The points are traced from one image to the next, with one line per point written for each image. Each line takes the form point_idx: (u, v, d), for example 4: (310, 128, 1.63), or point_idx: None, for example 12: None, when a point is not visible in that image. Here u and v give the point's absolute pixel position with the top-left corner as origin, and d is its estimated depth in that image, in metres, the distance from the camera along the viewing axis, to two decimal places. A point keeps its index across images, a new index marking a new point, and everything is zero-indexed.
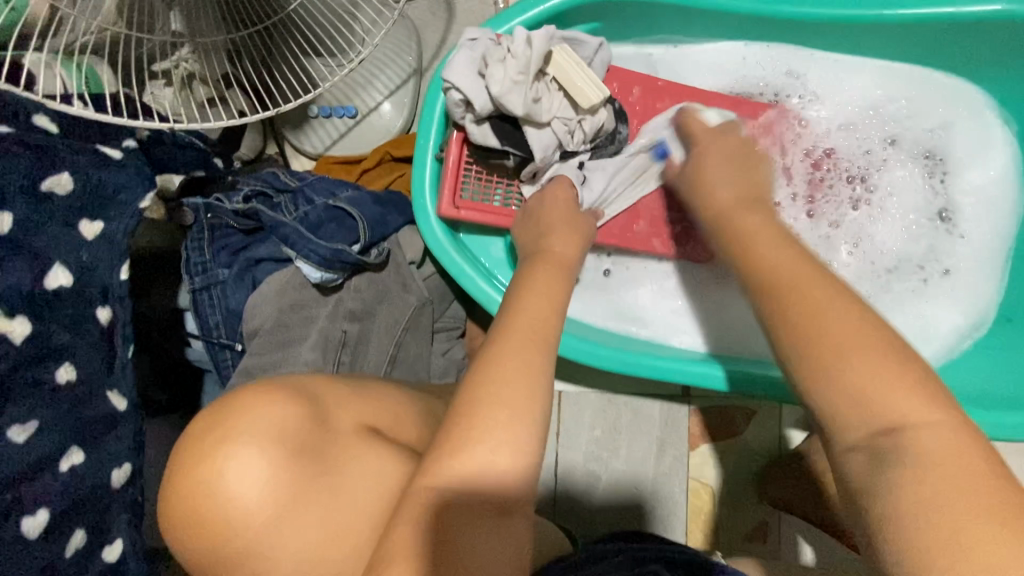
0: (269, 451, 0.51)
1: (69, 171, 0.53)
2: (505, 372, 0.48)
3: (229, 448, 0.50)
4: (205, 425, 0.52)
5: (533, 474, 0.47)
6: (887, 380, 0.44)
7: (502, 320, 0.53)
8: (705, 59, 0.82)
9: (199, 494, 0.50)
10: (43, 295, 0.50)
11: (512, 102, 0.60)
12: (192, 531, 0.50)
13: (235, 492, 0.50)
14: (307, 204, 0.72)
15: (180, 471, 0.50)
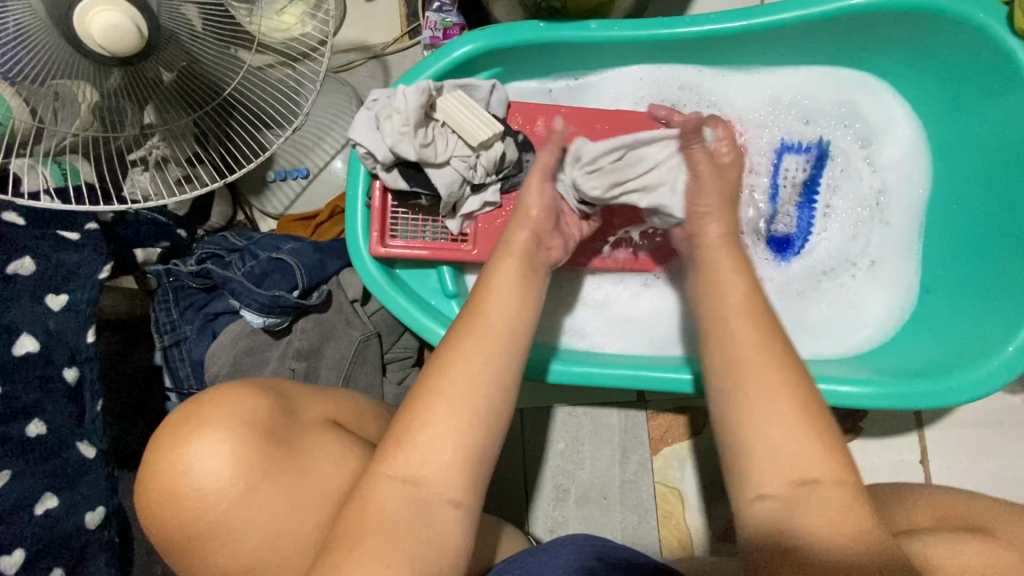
0: (231, 434, 0.58)
1: (30, 255, 0.63)
2: (460, 374, 0.52)
3: (202, 432, 0.57)
4: (181, 415, 0.59)
5: (455, 474, 0.50)
6: (766, 400, 0.50)
7: (466, 319, 0.56)
8: (606, 86, 0.89)
9: (170, 474, 0.57)
10: (11, 361, 0.60)
11: (405, 151, 0.70)
12: (169, 509, 0.57)
13: (202, 470, 0.57)
14: (253, 259, 0.81)
15: (158, 456, 0.58)
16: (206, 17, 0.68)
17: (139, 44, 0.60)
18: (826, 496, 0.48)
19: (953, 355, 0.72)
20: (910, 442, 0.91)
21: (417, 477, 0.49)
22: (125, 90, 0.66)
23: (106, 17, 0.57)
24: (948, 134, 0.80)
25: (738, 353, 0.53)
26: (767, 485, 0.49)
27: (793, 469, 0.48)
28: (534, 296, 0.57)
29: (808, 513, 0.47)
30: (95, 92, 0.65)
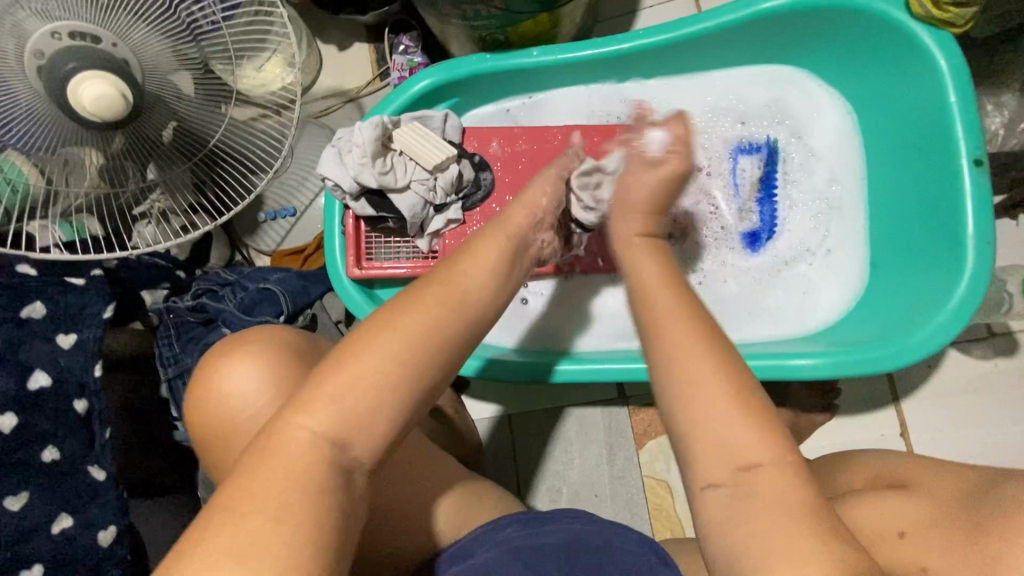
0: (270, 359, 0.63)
1: (41, 300, 0.71)
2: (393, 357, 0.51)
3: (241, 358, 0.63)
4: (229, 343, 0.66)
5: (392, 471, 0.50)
6: (700, 402, 0.52)
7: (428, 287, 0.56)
8: (558, 104, 0.96)
9: (211, 380, 0.63)
10: (27, 395, 0.67)
11: (366, 180, 0.78)
12: (203, 408, 0.63)
13: (238, 383, 0.62)
14: (243, 290, 0.88)
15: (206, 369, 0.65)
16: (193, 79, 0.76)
17: (125, 109, 0.68)
18: (763, 484, 0.49)
19: (896, 325, 0.75)
20: (888, 416, 0.92)
21: (367, 426, 0.49)
22: (127, 150, 0.76)
23: (95, 88, 0.66)
24: (876, 116, 0.84)
25: (672, 348, 0.55)
26: (715, 475, 0.51)
27: (731, 458, 0.50)
28: (473, 278, 0.58)
29: (749, 503, 0.49)
30: (100, 155, 0.75)
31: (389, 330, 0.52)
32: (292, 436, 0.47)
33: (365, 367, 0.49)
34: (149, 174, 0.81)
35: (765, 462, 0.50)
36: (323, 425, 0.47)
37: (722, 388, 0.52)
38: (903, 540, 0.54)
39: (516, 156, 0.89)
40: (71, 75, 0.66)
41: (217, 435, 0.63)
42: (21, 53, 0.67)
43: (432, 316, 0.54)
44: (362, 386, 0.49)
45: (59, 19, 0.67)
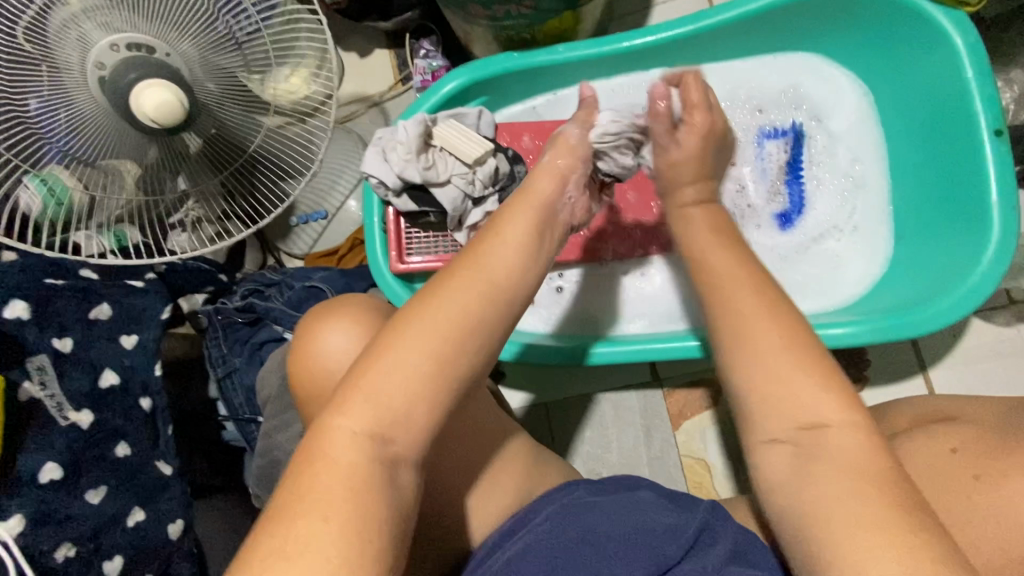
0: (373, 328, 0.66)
1: (107, 302, 0.73)
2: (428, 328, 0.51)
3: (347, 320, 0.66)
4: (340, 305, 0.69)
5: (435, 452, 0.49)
6: (772, 369, 0.54)
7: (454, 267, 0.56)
8: (583, 98, 0.99)
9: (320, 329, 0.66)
10: (99, 393, 0.69)
11: (411, 175, 0.82)
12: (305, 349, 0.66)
13: (341, 338, 0.65)
14: (289, 289, 0.92)
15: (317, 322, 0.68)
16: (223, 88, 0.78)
17: (181, 114, 0.71)
18: (830, 444, 0.51)
19: (928, 293, 0.78)
20: (917, 384, 0.95)
21: (425, 414, 0.50)
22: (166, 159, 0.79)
23: (156, 95, 0.69)
24: (892, 95, 0.88)
25: (733, 324, 0.57)
26: (778, 431, 0.54)
27: (795, 423, 0.53)
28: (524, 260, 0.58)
29: (818, 459, 0.51)
30: (136, 166, 0.78)
31: (424, 311, 0.52)
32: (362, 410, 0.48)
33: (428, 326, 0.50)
34: (180, 185, 0.83)
35: (833, 423, 0.52)
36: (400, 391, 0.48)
37: (794, 360, 0.54)
38: (953, 455, 0.59)
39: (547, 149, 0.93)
40: (134, 84, 0.70)
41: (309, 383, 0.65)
42: (83, 65, 0.70)
43: (479, 291, 0.54)
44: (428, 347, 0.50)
45: (119, 32, 0.70)
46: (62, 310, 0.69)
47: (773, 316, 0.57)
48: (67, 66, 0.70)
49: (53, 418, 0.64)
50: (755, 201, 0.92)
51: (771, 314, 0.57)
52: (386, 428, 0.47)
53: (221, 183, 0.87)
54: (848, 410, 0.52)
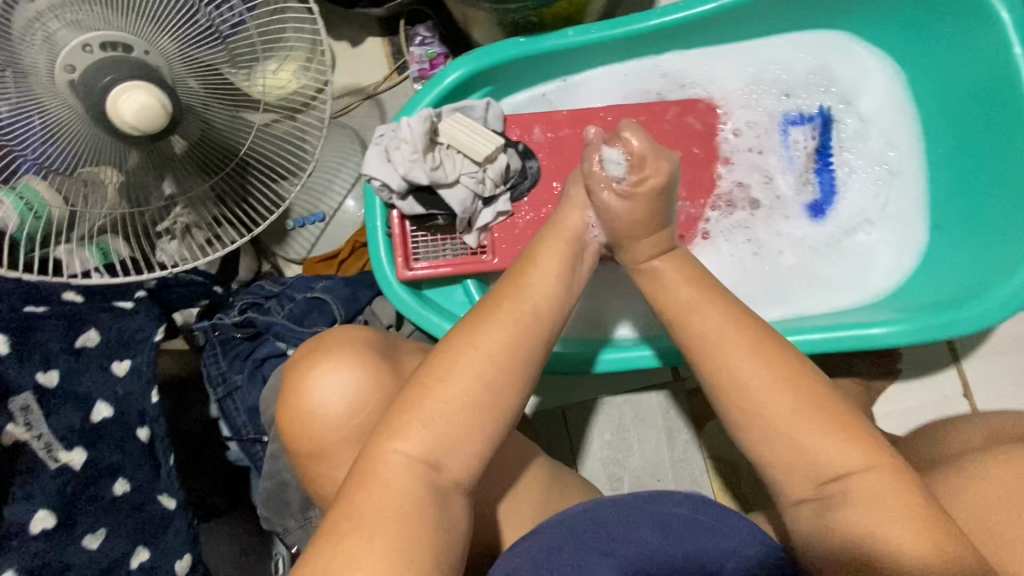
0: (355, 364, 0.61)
1: (94, 327, 0.68)
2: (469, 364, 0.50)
3: (330, 360, 0.61)
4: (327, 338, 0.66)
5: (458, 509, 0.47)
6: (784, 416, 0.51)
7: (496, 296, 0.57)
8: (595, 84, 0.93)
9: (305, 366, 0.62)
10: (91, 427, 0.64)
11: (418, 176, 0.75)
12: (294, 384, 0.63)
13: (324, 382, 0.60)
14: (290, 301, 0.87)
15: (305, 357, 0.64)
16: (213, 86, 0.72)
17: (164, 119, 0.65)
18: (853, 497, 0.48)
19: (974, 285, 0.74)
20: (949, 376, 0.91)
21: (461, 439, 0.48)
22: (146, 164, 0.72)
23: (136, 100, 0.62)
24: (926, 77, 0.84)
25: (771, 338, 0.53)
26: (800, 484, 0.51)
27: (819, 459, 0.49)
28: (540, 295, 0.56)
29: (842, 509, 0.48)
30: (118, 171, 0.71)
31: (476, 334, 0.52)
32: (379, 468, 0.46)
33: (441, 386, 0.49)
34: (168, 189, 0.76)
35: (854, 469, 0.49)
36: (414, 454, 0.47)
37: (806, 408, 0.51)
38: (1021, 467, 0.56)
39: (560, 142, 0.87)
40: (109, 88, 0.63)
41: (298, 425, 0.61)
42: (52, 68, 0.64)
43: (487, 343, 0.52)
44: (443, 410, 0.48)
45: (91, 29, 0.64)
46: (46, 341, 0.64)
47: (763, 358, 0.53)
48: (33, 69, 0.63)
49: (42, 461, 0.59)
50: (783, 191, 0.88)
51: (764, 351, 0.53)
52: (404, 493, 0.45)
53: (214, 187, 0.81)
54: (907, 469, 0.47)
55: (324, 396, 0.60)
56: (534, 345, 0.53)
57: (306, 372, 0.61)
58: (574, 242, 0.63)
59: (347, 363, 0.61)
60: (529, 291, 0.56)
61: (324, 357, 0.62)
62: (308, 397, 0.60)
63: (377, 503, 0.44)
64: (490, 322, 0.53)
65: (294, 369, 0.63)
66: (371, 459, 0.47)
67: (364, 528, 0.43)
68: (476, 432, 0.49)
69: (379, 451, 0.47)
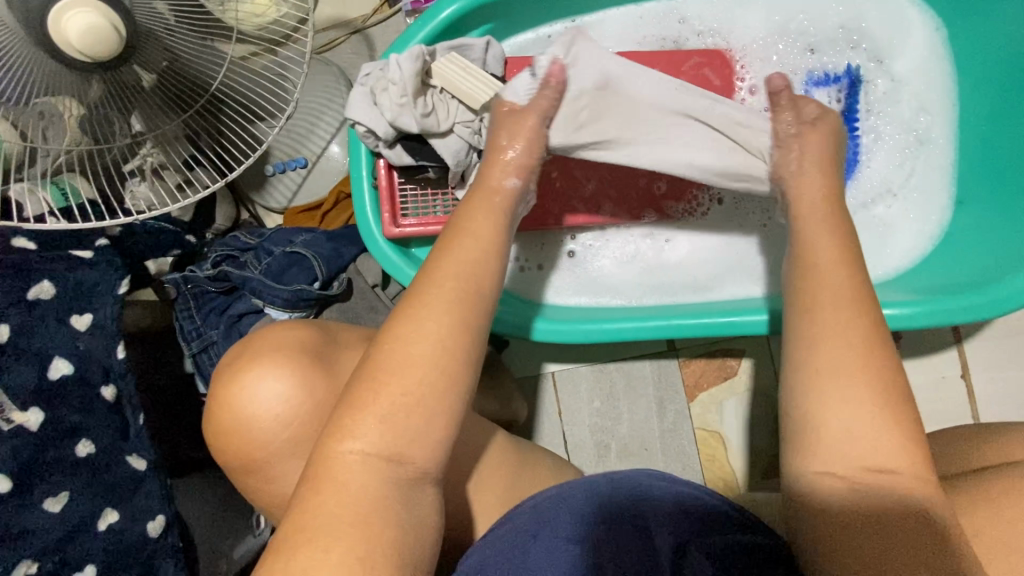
0: (281, 386, 0.55)
1: (48, 278, 0.63)
2: (432, 334, 0.46)
3: (254, 377, 0.55)
4: (265, 344, 0.58)
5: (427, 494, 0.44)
6: (849, 381, 0.47)
7: (434, 261, 0.51)
8: (605, 28, 0.84)
9: (231, 383, 0.56)
10: (49, 385, 0.60)
11: (406, 124, 0.68)
12: (220, 392, 0.56)
13: (250, 405, 0.55)
14: (268, 256, 0.81)
15: (238, 363, 0.57)
16: (177, 12, 0.64)
17: (118, 45, 0.57)
18: (897, 492, 0.44)
19: (992, 268, 0.71)
20: (950, 357, 0.89)
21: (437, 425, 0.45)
22: (107, 99, 0.63)
23: (81, 21, 0.54)
24: (968, 37, 0.78)
25: None
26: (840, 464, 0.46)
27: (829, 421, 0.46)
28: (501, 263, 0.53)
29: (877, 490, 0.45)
30: (79, 103, 0.62)
31: (439, 295, 0.48)
32: (343, 462, 0.43)
33: (413, 360, 0.45)
34: (135, 125, 0.67)
35: (902, 470, 0.45)
36: (376, 449, 0.44)
37: (863, 378, 0.47)
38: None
39: None
40: (49, 5, 0.55)
41: (226, 435, 0.56)
42: None
43: (430, 326, 0.46)
44: (387, 396, 0.44)
45: None
46: None
47: None
48: None
49: None
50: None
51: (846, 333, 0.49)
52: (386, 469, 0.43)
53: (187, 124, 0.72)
54: (913, 461, 0.45)
55: (263, 404, 0.55)
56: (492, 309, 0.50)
57: (237, 374, 0.56)
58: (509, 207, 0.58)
59: (295, 363, 0.56)
60: (458, 262, 0.50)
61: (257, 359, 0.56)
62: (241, 405, 0.55)
63: (336, 491, 0.42)
64: (428, 303, 0.47)
65: (224, 367, 0.58)
66: (343, 433, 0.44)
67: (326, 532, 0.40)
68: (431, 417, 0.45)
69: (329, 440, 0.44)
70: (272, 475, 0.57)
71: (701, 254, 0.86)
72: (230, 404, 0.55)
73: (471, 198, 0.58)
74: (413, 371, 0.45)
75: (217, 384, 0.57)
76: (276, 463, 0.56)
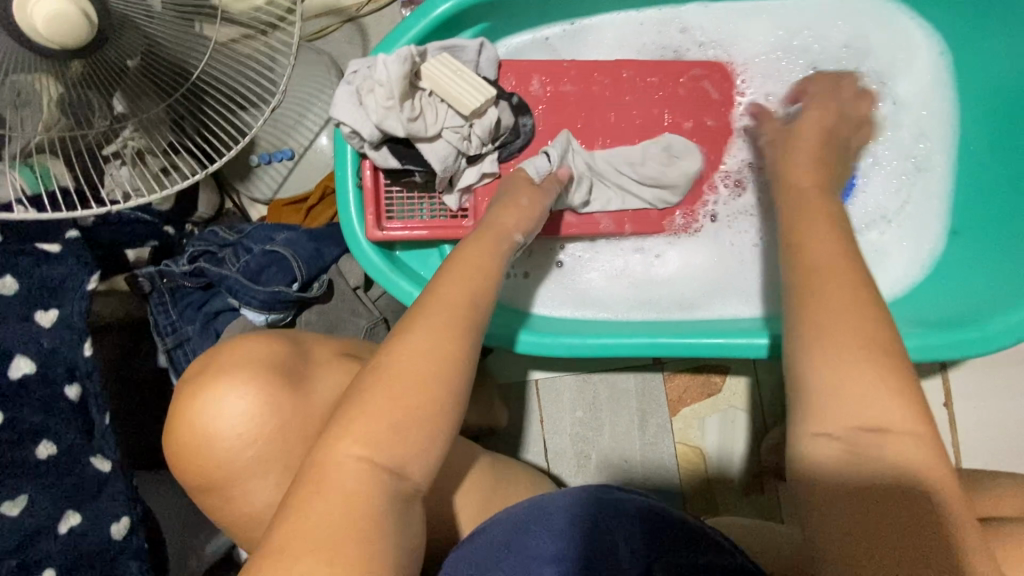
0: (245, 406, 0.54)
1: (11, 274, 0.61)
2: (415, 367, 0.46)
3: (217, 396, 0.54)
4: (230, 361, 0.56)
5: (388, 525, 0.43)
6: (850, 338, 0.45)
7: (422, 300, 0.52)
8: (604, 34, 0.82)
9: (193, 402, 0.54)
10: (10, 385, 0.58)
11: (392, 127, 0.65)
12: (182, 411, 0.54)
13: (212, 425, 0.54)
14: (247, 253, 0.78)
15: (200, 381, 0.55)
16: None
17: (89, 34, 0.55)
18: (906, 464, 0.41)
19: (982, 304, 0.70)
20: (933, 385, 0.89)
21: (403, 456, 0.43)
22: (88, 78, 0.60)
23: (48, 7, 0.51)
24: (972, 63, 0.77)
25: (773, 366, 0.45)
26: (833, 423, 0.43)
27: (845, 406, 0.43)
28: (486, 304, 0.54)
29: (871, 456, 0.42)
30: (57, 83, 0.59)
31: (425, 328, 0.49)
32: (341, 467, 0.43)
33: (396, 388, 0.45)
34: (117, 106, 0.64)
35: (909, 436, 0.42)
36: (379, 458, 0.43)
37: (870, 350, 0.44)
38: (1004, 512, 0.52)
39: (562, 98, 0.79)
40: None
41: (190, 454, 0.54)
42: None
43: (452, 347, 0.48)
44: (401, 406, 0.45)
45: None
46: None
47: None
48: None
49: None
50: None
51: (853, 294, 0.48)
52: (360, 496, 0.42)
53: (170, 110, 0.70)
54: None
55: (226, 422, 0.53)
56: (466, 329, 0.49)
57: (202, 389, 0.54)
58: (501, 247, 0.61)
59: (263, 382, 0.55)
60: (443, 300, 0.52)
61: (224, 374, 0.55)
62: (202, 425, 0.53)
63: (342, 497, 0.42)
64: (415, 335, 0.48)
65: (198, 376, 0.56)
66: (322, 460, 0.43)
67: (319, 537, 0.40)
68: (408, 449, 0.45)
69: (330, 443, 0.44)
70: (235, 488, 0.55)
71: (691, 271, 0.85)
72: (190, 422, 0.54)
73: (470, 241, 0.60)
74: (396, 400, 0.45)
75: (186, 394, 0.55)
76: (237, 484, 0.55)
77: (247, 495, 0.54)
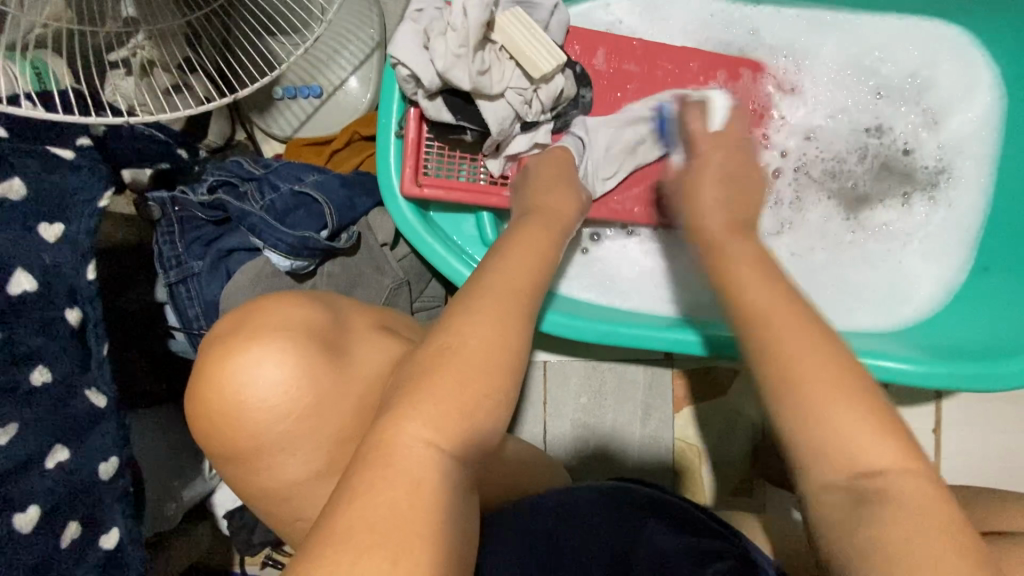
0: (297, 368, 0.49)
1: (18, 176, 0.54)
2: (472, 336, 0.41)
3: (275, 344, 0.49)
4: (304, 322, 0.52)
5: (457, 514, 0.38)
6: None
7: (486, 263, 0.49)
8: (674, 20, 0.85)
9: (251, 339, 0.49)
10: (7, 301, 0.52)
11: (458, 78, 0.62)
12: (229, 345, 0.49)
13: (256, 373, 0.48)
14: (272, 191, 0.74)
15: (268, 324, 0.50)
16: None
17: None
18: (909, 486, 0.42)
19: (999, 342, 0.73)
20: (927, 411, 0.92)
21: (473, 438, 0.40)
22: None
23: None
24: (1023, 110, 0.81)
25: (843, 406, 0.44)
26: None
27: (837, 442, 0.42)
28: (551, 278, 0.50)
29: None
30: None
31: (485, 296, 0.44)
32: (406, 451, 0.37)
33: (462, 363, 0.40)
34: (127, 10, 0.62)
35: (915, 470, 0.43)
36: (444, 444, 0.38)
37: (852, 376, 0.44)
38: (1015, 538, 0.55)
39: (620, 78, 0.80)
40: None
41: (209, 390, 0.48)
42: None
43: (508, 327, 0.43)
44: (466, 388, 0.39)
45: None
46: None
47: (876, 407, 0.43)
48: None
49: None
50: (831, 178, 0.88)
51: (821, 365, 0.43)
52: (422, 485, 0.37)
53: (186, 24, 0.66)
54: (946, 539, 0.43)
55: (264, 378, 0.48)
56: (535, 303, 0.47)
57: (250, 330, 0.49)
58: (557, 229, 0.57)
59: (294, 347, 0.49)
60: (517, 269, 0.48)
61: (248, 338, 0.49)
62: (242, 368, 0.48)
63: (408, 486, 0.36)
64: (482, 301, 0.44)
65: (244, 320, 0.51)
66: (382, 446, 0.38)
67: (385, 527, 0.34)
68: (478, 430, 0.40)
69: (391, 422, 0.38)
70: (252, 446, 0.50)
71: None
72: (233, 356, 0.48)
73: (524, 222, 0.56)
74: (463, 381, 0.40)
75: (228, 330, 0.50)
76: (266, 458, 0.50)
77: (274, 453, 0.50)
